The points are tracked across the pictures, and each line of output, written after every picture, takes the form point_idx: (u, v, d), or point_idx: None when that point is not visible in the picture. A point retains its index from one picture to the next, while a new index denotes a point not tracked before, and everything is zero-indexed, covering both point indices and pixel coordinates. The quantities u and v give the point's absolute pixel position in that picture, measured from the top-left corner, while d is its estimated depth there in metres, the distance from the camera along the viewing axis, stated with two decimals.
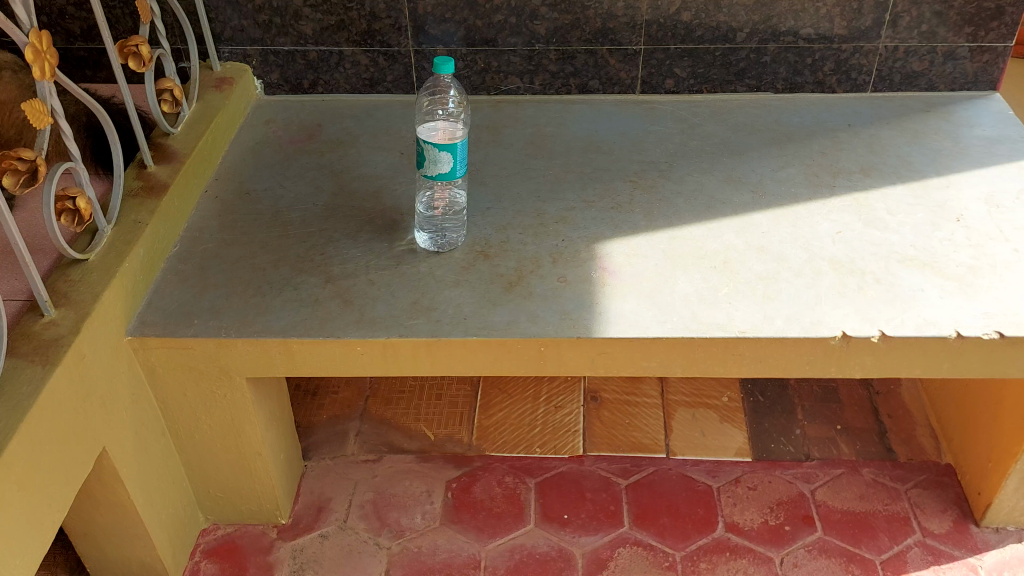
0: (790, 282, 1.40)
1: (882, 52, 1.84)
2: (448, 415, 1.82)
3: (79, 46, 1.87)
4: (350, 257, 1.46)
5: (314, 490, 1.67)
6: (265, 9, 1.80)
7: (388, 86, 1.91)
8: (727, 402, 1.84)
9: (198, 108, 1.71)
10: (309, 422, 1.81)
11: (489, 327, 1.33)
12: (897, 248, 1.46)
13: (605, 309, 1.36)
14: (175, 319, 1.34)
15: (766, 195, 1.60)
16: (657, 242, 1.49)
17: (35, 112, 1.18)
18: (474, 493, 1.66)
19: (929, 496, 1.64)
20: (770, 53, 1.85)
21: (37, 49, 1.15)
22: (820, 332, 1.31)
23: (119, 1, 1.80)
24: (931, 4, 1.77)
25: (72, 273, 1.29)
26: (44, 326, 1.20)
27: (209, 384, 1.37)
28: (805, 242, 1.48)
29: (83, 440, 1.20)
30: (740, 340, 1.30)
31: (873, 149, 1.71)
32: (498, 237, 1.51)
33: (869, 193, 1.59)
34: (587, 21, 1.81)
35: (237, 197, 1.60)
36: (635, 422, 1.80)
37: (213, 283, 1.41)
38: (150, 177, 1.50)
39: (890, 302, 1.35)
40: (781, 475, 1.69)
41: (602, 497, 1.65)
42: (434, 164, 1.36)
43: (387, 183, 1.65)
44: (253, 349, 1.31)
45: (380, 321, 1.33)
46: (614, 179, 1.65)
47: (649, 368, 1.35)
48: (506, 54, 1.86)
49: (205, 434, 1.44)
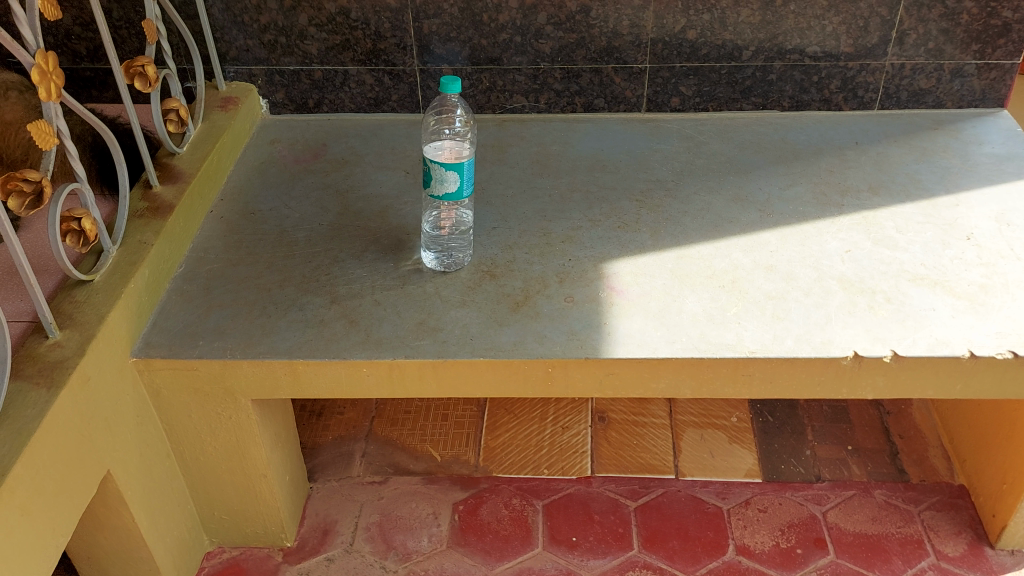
0: (800, 301, 1.39)
1: (889, 70, 1.83)
2: (454, 436, 1.81)
3: (86, 66, 1.87)
4: (356, 277, 1.46)
5: (319, 512, 1.65)
6: (270, 29, 1.80)
7: (394, 105, 1.90)
8: (736, 422, 1.83)
9: (203, 128, 1.71)
10: (314, 443, 1.80)
11: (497, 347, 1.32)
12: (907, 267, 1.45)
13: (613, 329, 1.35)
14: (180, 340, 1.33)
15: (774, 214, 1.58)
16: (665, 262, 1.48)
17: (41, 134, 1.17)
18: (480, 515, 1.64)
19: (942, 519, 1.62)
20: (776, 71, 1.84)
21: (44, 70, 1.14)
22: (831, 353, 1.30)
23: (125, 21, 1.80)
24: (938, 21, 1.76)
25: (78, 294, 1.29)
26: (50, 348, 1.20)
27: (214, 405, 1.36)
28: (814, 260, 1.47)
29: (87, 463, 1.19)
30: (750, 361, 1.29)
31: (881, 166, 1.70)
32: (505, 256, 1.50)
33: (877, 211, 1.58)
34: (592, 39, 1.80)
35: (243, 217, 1.60)
36: (642, 443, 1.78)
37: (218, 304, 1.40)
38: (156, 198, 1.50)
39: (901, 321, 1.34)
40: (792, 497, 1.67)
41: (611, 519, 1.63)
42: (441, 183, 1.36)
43: (393, 202, 1.64)
44: (259, 371, 1.30)
45: (387, 342, 1.33)
46: (620, 198, 1.64)
47: (658, 389, 1.34)
48: (512, 73, 1.85)
49: (211, 455, 1.43)
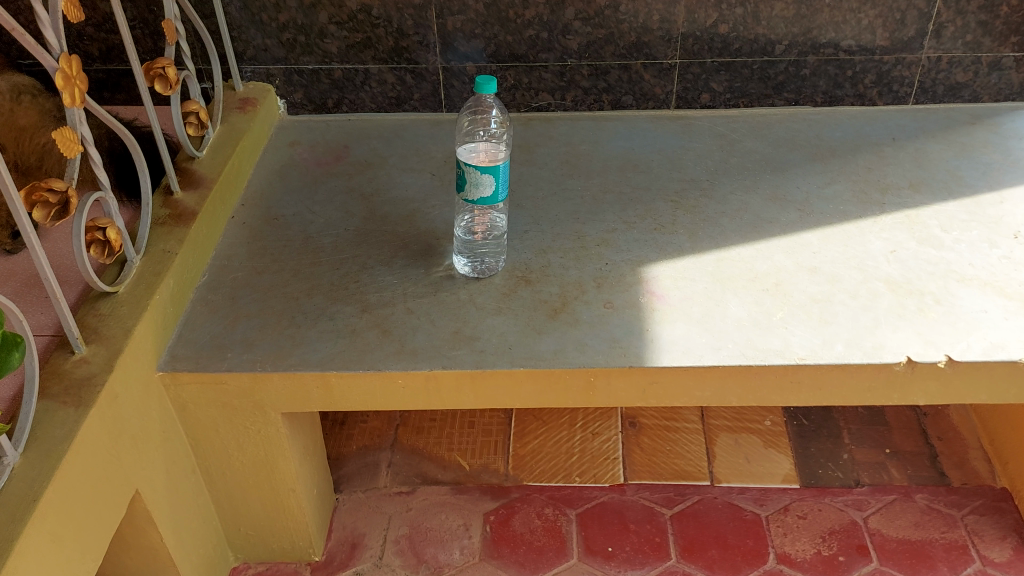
0: (846, 304, 1.35)
1: (925, 63, 1.79)
2: (482, 444, 1.76)
3: (98, 67, 1.81)
4: (386, 284, 1.41)
5: (346, 525, 1.61)
6: (289, 28, 1.75)
7: (415, 104, 1.86)
8: (770, 426, 1.79)
9: (222, 130, 1.66)
10: (338, 453, 1.75)
11: (537, 356, 1.27)
12: (955, 267, 1.41)
13: (655, 336, 1.30)
14: (207, 352, 1.28)
15: (814, 213, 1.54)
16: (704, 265, 1.43)
17: (65, 142, 1.12)
18: (513, 526, 1.60)
19: (987, 523, 1.58)
20: (810, 66, 1.80)
21: (68, 75, 1.09)
22: (883, 358, 1.25)
23: (139, 21, 1.74)
24: (977, 14, 1.72)
25: (102, 307, 1.24)
26: (75, 364, 1.15)
27: (243, 420, 1.31)
28: (858, 261, 1.43)
29: (115, 483, 1.14)
30: (799, 367, 1.25)
31: (920, 163, 1.66)
32: (539, 261, 1.45)
33: (920, 209, 1.54)
34: (621, 35, 1.75)
35: (265, 223, 1.55)
36: (676, 449, 1.74)
37: (245, 314, 1.35)
38: (177, 205, 1.45)
39: (952, 324, 1.30)
40: (831, 503, 1.63)
41: (647, 528, 1.59)
42: (476, 188, 1.31)
43: (420, 206, 1.59)
44: (290, 383, 1.26)
45: (421, 352, 1.28)
46: (654, 199, 1.59)
47: (702, 398, 1.30)
48: (538, 71, 1.80)
49: (238, 470, 1.38)
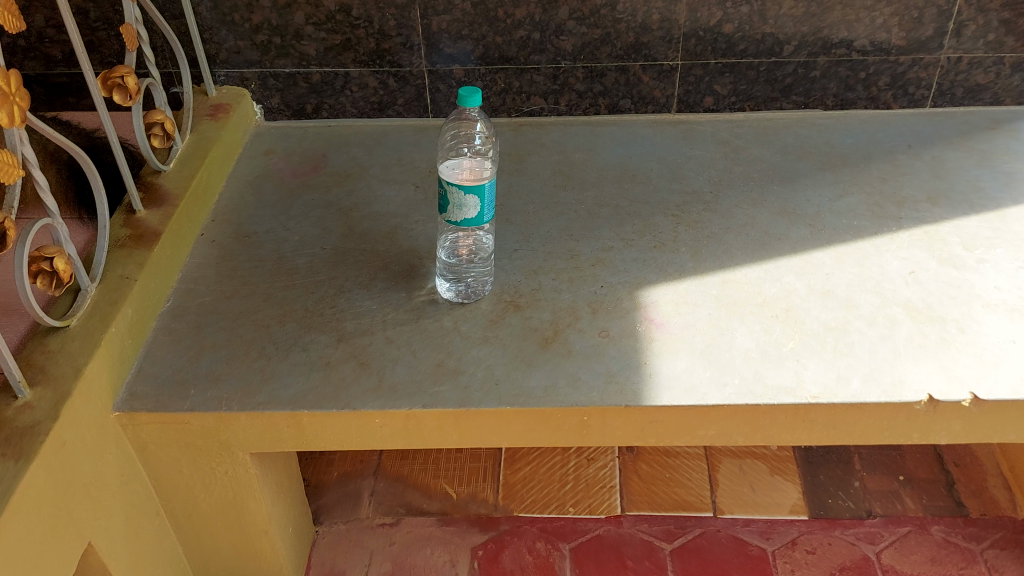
0: (863, 333, 1.24)
1: (944, 64, 1.68)
2: (471, 471, 1.66)
3: (61, 71, 1.70)
4: (365, 310, 1.30)
5: (325, 562, 1.51)
6: (263, 28, 1.63)
7: (399, 109, 1.74)
8: (776, 451, 1.69)
9: (191, 140, 1.55)
10: (318, 482, 1.65)
11: (526, 393, 1.16)
12: (980, 291, 1.30)
13: (654, 370, 1.20)
14: (169, 389, 1.17)
15: (826, 229, 1.43)
16: (707, 288, 1.33)
17: (3, 166, 1.00)
18: (503, 563, 1.50)
19: (1007, 558, 1.48)
20: (820, 67, 1.68)
21: (5, 92, 0.98)
22: (903, 396, 1.14)
23: (103, 22, 1.63)
24: (999, 12, 1.61)
25: (51, 343, 1.13)
26: (18, 410, 1.04)
27: (208, 460, 1.21)
28: (874, 283, 1.32)
29: (64, 539, 1.04)
30: (812, 407, 1.14)
31: (938, 173, 1.55)
32: (529, 284, 1.34)
33: (940, 225, 1.43)
34: (618, 35, 1.64)
35: (235, 241, 1.44)
36: (676, 477, 1.64)
37: (210, 345, 1.24)
38: (139, 224, 1.34)
39: (977, 357, 1.20)
40: (842, 537, 1.53)
41: (646, 566, 1.49)
42: (460, 209, 1.20)
43: (402, 221, 1.48)
44: (258, 423, 1.15)
45: (401, 389, 1.17)
46: (654, 213, 1.48)
47: (705, 437, 1.19)
48: (529, 73, 1.69)
49: (205, 512, 1.28)
